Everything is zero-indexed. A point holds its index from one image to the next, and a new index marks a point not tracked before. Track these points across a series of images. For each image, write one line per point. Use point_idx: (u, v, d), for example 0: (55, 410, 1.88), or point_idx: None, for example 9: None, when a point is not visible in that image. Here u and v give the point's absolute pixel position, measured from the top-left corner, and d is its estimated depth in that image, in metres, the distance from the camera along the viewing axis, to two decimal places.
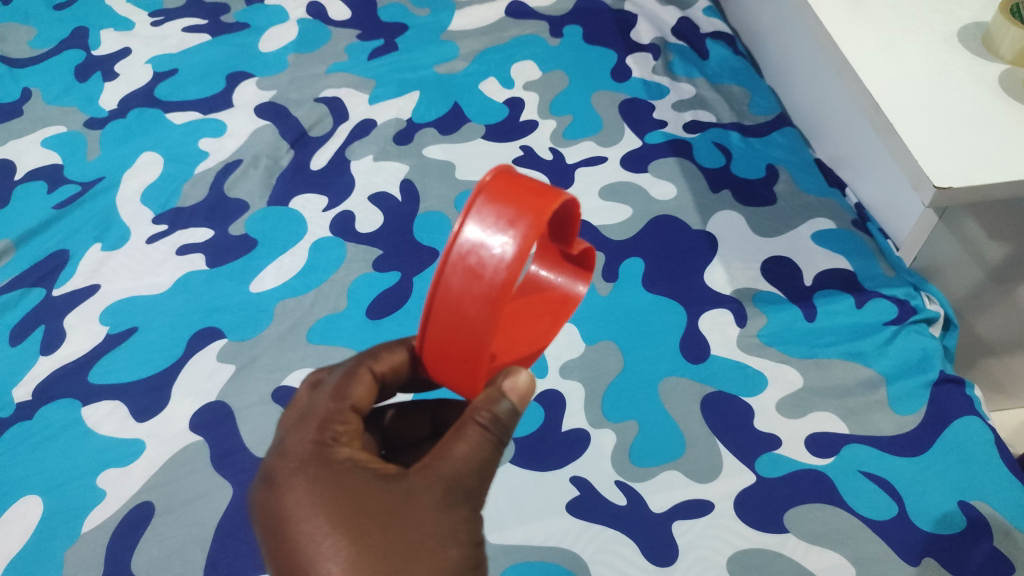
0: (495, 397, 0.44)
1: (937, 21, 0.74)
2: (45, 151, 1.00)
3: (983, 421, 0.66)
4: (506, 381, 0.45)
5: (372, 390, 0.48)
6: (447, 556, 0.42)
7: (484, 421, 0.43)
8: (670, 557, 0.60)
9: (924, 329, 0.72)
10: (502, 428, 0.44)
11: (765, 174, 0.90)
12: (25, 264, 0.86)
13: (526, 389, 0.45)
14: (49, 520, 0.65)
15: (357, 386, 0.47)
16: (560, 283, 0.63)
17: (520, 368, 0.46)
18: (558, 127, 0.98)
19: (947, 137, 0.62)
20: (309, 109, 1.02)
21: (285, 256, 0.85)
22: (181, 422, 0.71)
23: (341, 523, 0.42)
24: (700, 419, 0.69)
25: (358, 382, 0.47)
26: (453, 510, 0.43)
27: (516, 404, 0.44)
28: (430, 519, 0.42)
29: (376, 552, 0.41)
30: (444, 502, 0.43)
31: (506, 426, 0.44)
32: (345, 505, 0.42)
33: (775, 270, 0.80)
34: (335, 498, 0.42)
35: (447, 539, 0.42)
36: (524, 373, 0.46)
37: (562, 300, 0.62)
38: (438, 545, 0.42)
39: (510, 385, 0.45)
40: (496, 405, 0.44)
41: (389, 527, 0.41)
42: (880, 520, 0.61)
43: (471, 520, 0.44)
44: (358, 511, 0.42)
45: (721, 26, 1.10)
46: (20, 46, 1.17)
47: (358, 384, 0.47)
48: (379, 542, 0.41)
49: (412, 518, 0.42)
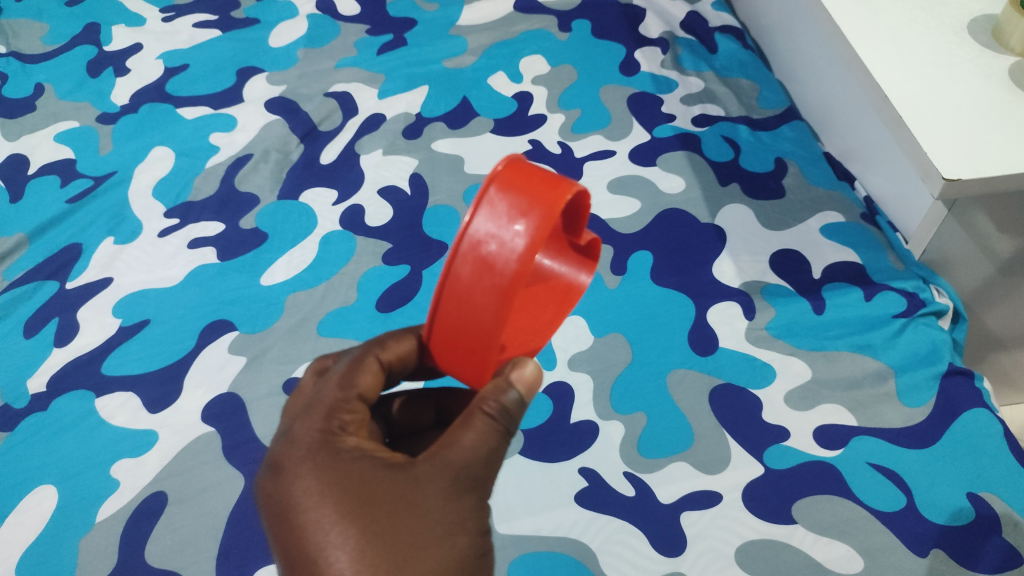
0: (503, 387, 0.44)
1: (948, 13, 0.73)
2: (58, 146, 1.01)
3: (992, 413, 0.66)
4: (513, 370, 0.45)
5: (379, 378, 0.48)
6: (453, 545, 0.42)
7: (491, 411, 0.43)
8: (678, 548, 0.61)
9: (933, 322, 0.72)
10: (509, 418, 0.44)
11: (774, 167, 0.90)
12: (38, 257, 0.87)
13: (535, 379, 0.45)
14: (65, 509, 0.66)
15: (364, 376, 0.48)
16: (564, 273, 0.62)
17: (530, 359, 0.45)
18: (566, 121, 0.98)
19: (956, 130, 0.62)
20: (319, 103, 1.03)
21: (296, 249, 0.85)
22: (193, 413, 0.71)
23: (349, 512, 0.42)
24: (708, 410, 0.69)
25: (365, 371, 0.48)
26: (461, 499, 0.43)
27: (523, 394, 0.44)
28: (438, 507, 0.43)
29: (383, 542, 0.41)
30: (452, 492, 0.43)
31: (515, 418, 0.44)
32: (353, 494, 0.43)
33: (784, 263, 0.80)
34: (342, 488, 0.43)
35: (455, 527, 0.43)
36: (532, 363, 0.45)
37: (566, 292, 0.61)
38: (446, 534, 0.42)
39: (517, 376, 0.44)
40: (505, 395, 0.44)
41: (397, 516, 0.42)
42: (888, 512, 0.61)
43: (478, 509, 0.44)
44: (365, 500, 0.42)
45: (730, 20, 1.10)
46: (32, 42, 1.18)
47: (364, 373, 0.48)
48: (386, 533, 0.41)
49: (420, 508, 0.42)
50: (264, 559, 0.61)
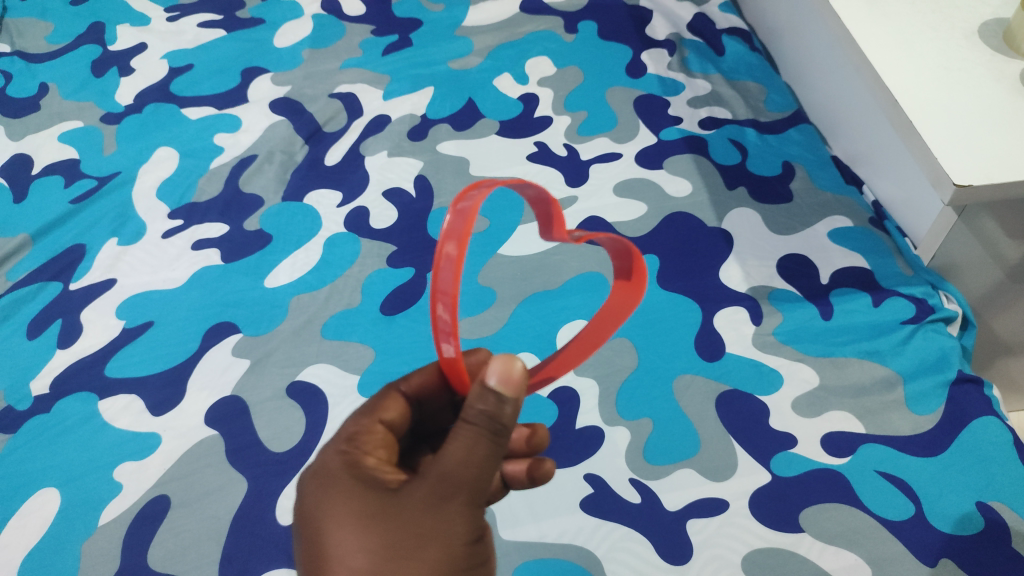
0: (482, 394, 0.40)
1: (959, 17, 0.73)
2: (62, 146, 1.00)
3: (1001, 421, 0.65)
4: (491, 370, 0.40)
5: (404, 405, 0.50)
6: (428, 557, 0.40)
7: (473, 419, 0.40)
8: (684, 555, 0.60)
9: (942, 329, 0.72)
10: (494, 423, 0.40)
11: (782, 171, 0.89)
12: (42, 258, 0.87)
13: (518, 379, 0.40)
14: (67, 512, 0.65)
15: (387, 403, 0.49)
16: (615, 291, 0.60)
17: (513, 356, 0.41)
18: (572, 123, 0.98)
19: (966, 135, 0.61)
20: (324, 104, 1.02)
21: (300, 251, 0.85)
22: (196, 416, 0.71)
23: (337, 522, 0.42)
24: (715, 417, 0.68)
25: (387, 399, 0.49)
26: (443, 507, 0.41)
27: (506, 396, 0.40)
28: (416, 519, 0.41)
29: (361, 553, 0.41)
30: (432, 502, 0.41)
31: (500, 419, 0.40)
32: (343, 505, 0.43)
33: (792, 268, 0.79)
34: (335, 498, 0.43)
35: (432, 538, 0.40)
36: (518, 361, 0.41)
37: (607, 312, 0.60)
38: (420, 545, 0.40)
39: (498, 380, 0.40)
40: (486, 401, 0.40)
41: (378, 527, 0.41)
42: (898, 521, 0.61)
43: (461, 518, 0.41)
44: (352, 511, 0.42)
45: (737, 22, 1.09)
46: (37, 41, 1.18)
47: (388, 400, 0.49)
48: (364, 543, 0.41)
49: (398, 518, 0.41)
50: (267, 566, 0.61)
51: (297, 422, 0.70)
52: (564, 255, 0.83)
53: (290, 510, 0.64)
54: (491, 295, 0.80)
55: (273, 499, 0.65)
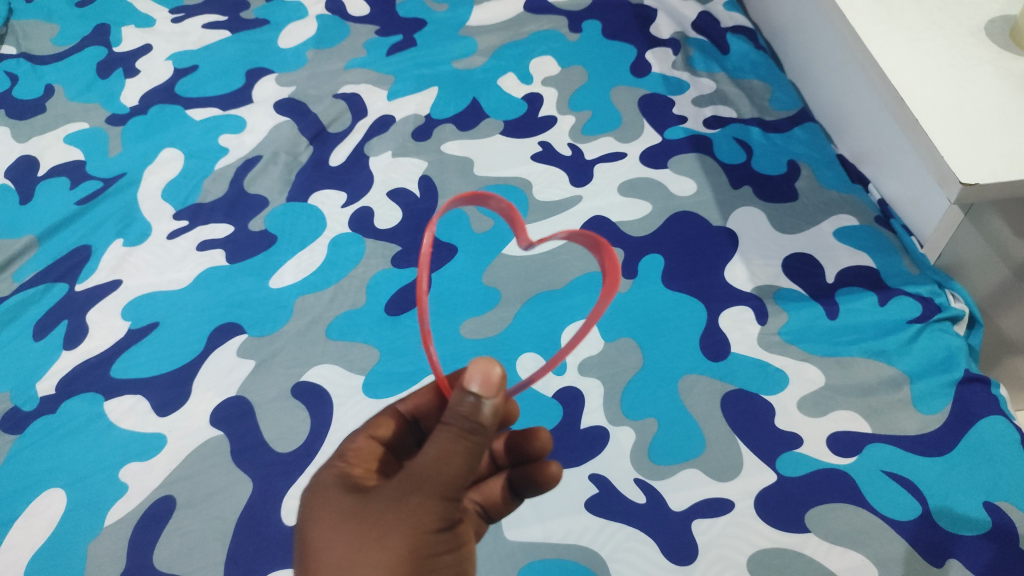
0: (460, 397, 0.41)
1: (965, 14, 0.72)
2: (67, 147, 1.01)
3: (1008, 420, 0.65)
4: (470, 376, 0.41)
5: (399, 423, 0.53)
6: (394, 548, 0.41)
7: (449, 420, 0.41)
8: (690, 555, 0.60)
9: (948, 328, 0.72)
10: (466, 422, 0.41)
11: (787, 170, 0.89)
12: (48, 259, 0.87)
13: (497, 382, 0.41)
14: (74, 512, 0.66)
15: (382, 420, 0.53)
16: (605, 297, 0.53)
17: (493, 361, 0.42)
18: (577, 123, 0.97)
19: (973, 134, 0.60)
20: (329, 105, 1.03)
21: (305, 251, 0.85)
22: (202, 416, 0.71)
23: (322, 524, 0.44)
24: (721, 416, 0.68)
25: (382, 417, 0.53)
26: (410, 500, 0.42)
27: (482, 398, 0.41)
28: (386, 515, 0.42)
29: (338, 549, 0.42)
30: (398, 496, 0.42)
31: (476, 419, 0.41)
32: (327, 507, 0.44)
33: (797, 267, 0.79)
34: (320, 501, 0.45)
35: (398, 530, 0.41)
36: (497, 366, 0.42)
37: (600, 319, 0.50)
38: (385, 536, 0.41)
39: (476, 384, 0.41)
40: (461, 403, 0.41)
41: (354, 524, 0.43)
42: (905, 521, 0.60)
43: (429, 510, 0.42)
44: (334, 512, 0.44)
45: (742, 20, 1.09)
46: (43, 43, 1.18)
47: (383, 418, 0.53)
48: (341, 540, 0.42)
49: (372, 514, 0.42)
50: (271, 566, 0.61)
51: (302, 423, 0.70)
52: (569, 255, 0.83)
53: (295, 510, 0.64)
54: (495, 295, 0.79)
55: (279, 500, 0.65)
